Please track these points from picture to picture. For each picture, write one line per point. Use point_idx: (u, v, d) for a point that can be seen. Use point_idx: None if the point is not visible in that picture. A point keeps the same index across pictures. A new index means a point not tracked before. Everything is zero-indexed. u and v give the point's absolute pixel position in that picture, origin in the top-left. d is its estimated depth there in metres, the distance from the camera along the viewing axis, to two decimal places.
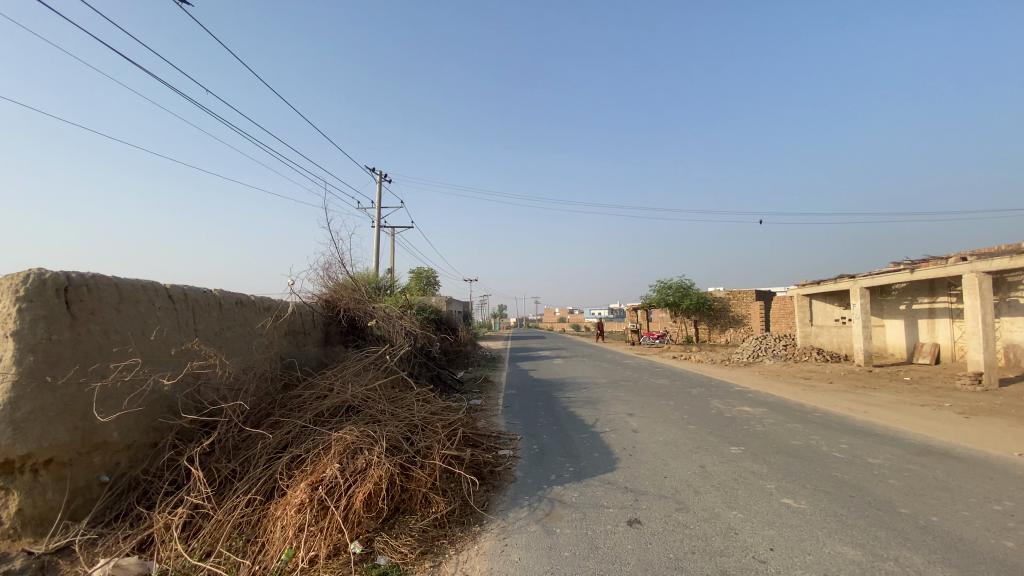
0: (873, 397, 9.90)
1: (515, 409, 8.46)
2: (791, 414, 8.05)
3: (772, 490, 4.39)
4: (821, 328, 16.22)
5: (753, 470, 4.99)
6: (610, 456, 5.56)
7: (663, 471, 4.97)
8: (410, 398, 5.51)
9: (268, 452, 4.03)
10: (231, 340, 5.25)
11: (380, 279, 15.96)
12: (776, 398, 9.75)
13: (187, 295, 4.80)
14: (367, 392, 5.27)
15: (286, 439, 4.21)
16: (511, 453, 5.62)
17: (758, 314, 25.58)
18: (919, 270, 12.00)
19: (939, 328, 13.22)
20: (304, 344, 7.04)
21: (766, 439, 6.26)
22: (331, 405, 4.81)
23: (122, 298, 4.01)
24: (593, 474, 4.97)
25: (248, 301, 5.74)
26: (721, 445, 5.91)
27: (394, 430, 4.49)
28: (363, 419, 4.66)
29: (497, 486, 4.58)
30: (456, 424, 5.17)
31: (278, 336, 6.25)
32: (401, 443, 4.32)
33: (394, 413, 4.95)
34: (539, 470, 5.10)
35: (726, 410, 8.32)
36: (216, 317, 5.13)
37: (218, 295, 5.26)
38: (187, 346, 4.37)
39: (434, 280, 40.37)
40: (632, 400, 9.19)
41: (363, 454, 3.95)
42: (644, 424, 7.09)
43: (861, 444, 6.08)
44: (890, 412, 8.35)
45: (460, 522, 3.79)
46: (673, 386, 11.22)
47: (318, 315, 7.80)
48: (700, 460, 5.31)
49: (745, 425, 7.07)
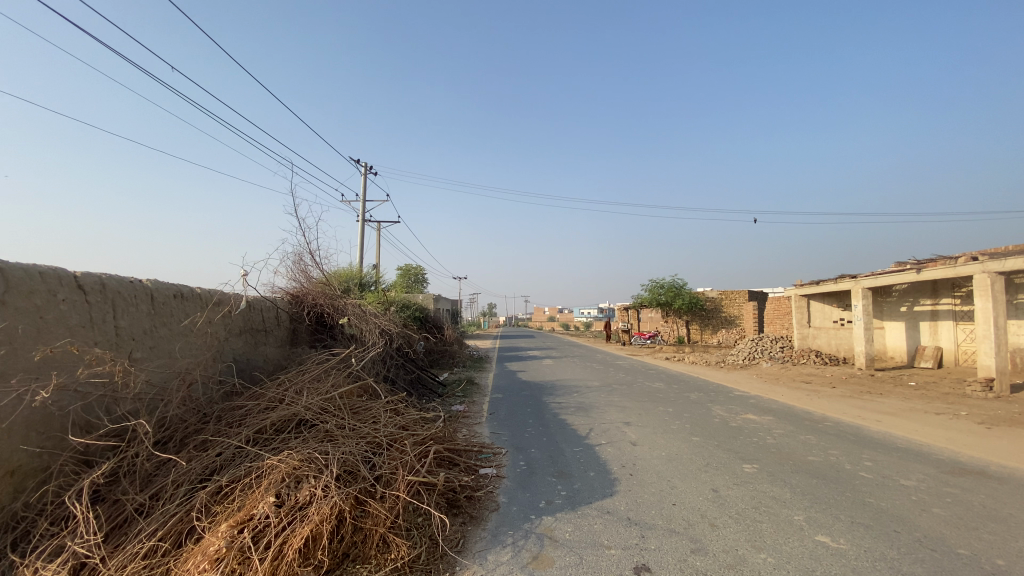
0: (883, 404, 9.31)
1: (500, 416, 7.72)
2: (800, 423, 7.41)
3: (803, 524, 3.70)
4: (819, 330, 15.74)
5: (774, 495, 4.30)
6: (608, 477, 4.83)
7: (671, 497, 4.25)
8: (377, 408, 4.72)
9: (189, 482, 3.26)
10: (162, 340, 4.43)
11: (362, 273, 15.14)
12: (781, 404, 9.12)
13: (106, 286, 3.96)
14: (325, 402, 4.48)
15: (214, 464, 3.44)
16: (494, 472, 4.86)
17: (752, 315, 25.07)
18: (926, 270, 11.46)
19: (942, 331, 12.77)
20: (262, 344, 6.24)
21: (781, 455, 5.58)
22: (278, 419, 4.02)
23: (8, 288, 3.17)
24: (589, 500, 4.23)
25: (190, 294, 4.91)
26: (732, 463, 5.23)
27: (353, 451, 3.73)
28: (316, 436, 3.89)
29: (476, 518, 3.82)
30: (429, 441, 4.41)
31: (226, 334, 5.43)
32: (358, 468, 3.56)
33: (355, 427, 4.17)
34: (526, 494, 4.36)
35: (731, 418, 7.65)
36: (145, 313, 4.31)
37: (149, 285, 4.43)
38: (70, 348, 3.40)
39: (422, 278, 39.45)
40: (628, 407, 8.46)
41: (308, 483, 3.20)
42: (643, 435, 6.38)
43: (887, 461, 5.45)
44: (905, 421, 7.76)
45: (427, 570, 3.01)
46: (670, 391, 10.56)
47: (283, 311, 7.00)
48: (712, 483, 4.59)
49: (755, 437, 6.40)
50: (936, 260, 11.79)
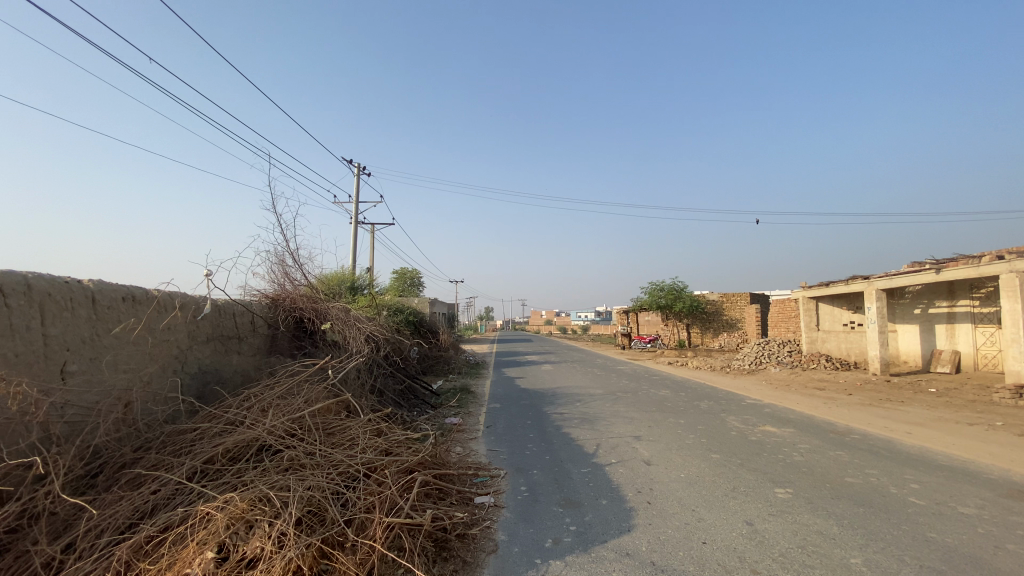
0: (907, 413, 8.72)
1: (498, 430, 7.08)
2: (825, 436, 6.79)
3: (863, 572, 3.07)
4: (829, 333, 15.20)
5: (820, 530, 3.67)
6: (623, 506, 4.18)
7: (700, 534, 3.62)
8: (355, 428, 4.08)
9: (114, 530, 2.61)
10: (105, 350, 3.77)
11: (354, 277, 14.53)
12: (799, 414, 8.52)
13: (32, 287, 3.30)
14: (293, 424, 3.82)
15: (147, 505, 2.78)
16: (491, 501, 4.22)
17: (755, 318, 24.47)
18: (946, 270, 10.91)
19: (959, 334, 12.26)
20: (233, 353, 5.60)
21: (814, 477, 4.95)
22: (234, 445, 3.36)
23: None
24: (603, 538, 3.58)
25: (145, 299, 4.28)
26: (762, 486, 4.60)
27: (320, 485, 3.09)
28: (278, 467, 3.24)
29: (469, 564, 3.17)
30: (414, 468, 3.75)
31: (185, 342, 4.76)
32: (325, 508, 2.92)
33: (327, 454, 3.53)
34: (530, 530, 3.71)
35: (749, 431, 7.02)
36: (84, 319, 3.65)
37: (90, 286, 3.77)
38: None
39: (417, 280, 38.80)
40: (635, 418, 7.82)
41: (259, 531, 2.56)
42: (657, 453, 5.74)
43: (934, 482, 4.85)
44: (936, 432, 7.18)
45: None
46: (678, 399, 9.92)
47: (259, 316, 6.35)
48: (744, 513, 3.96)
49: (779, 453, 5.78)
50: (956, 260, 11.26)
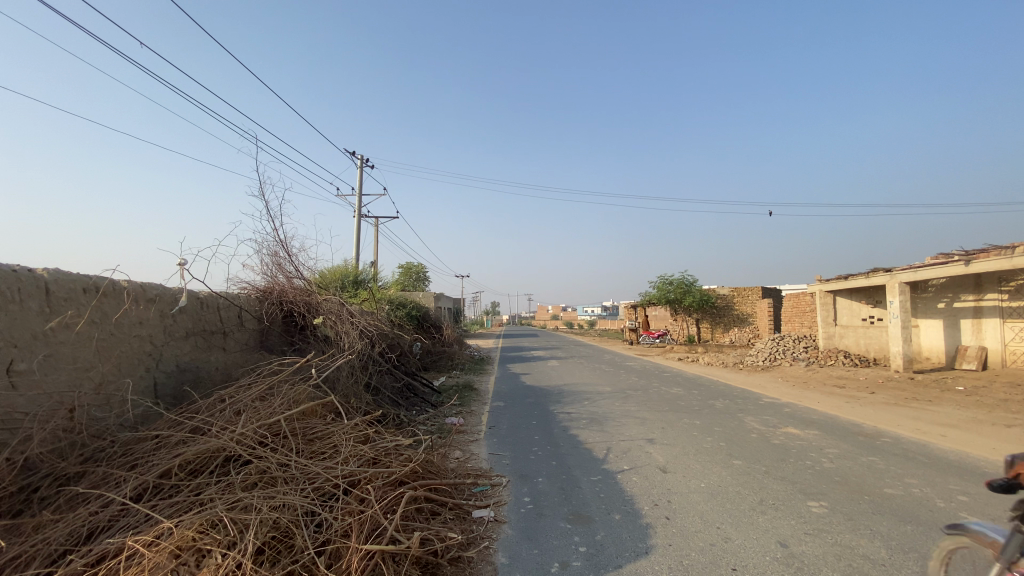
0: (936, 413, 8.18)
1: (501, 431, 6.66)
2: (854, 439, 6.29)
3: None
4: (846, 329, 14.62)
5: (866, 554, 3.20)
6: (638, 522, 3.72)
7: (729, 558, 3.16)
8: (339, 434, 3.65)
9: (42, 561, 2.21)
10: (61, 347, 3.37)
11: (355, 270, 14.10)
12: (821, 414, 8.03)
13: None
14: (268, 429, 3.41)
15: (83, 530, 2.37)
16: (491, 515, 3.79)
17: (766, 312, 23.85)
18: (975, 261, 10.28)
19: (986, 329, 11.66)
20: (216, 349, 5.20)
21: (850, 487, 4.46)
22: (195, 455, 2.95)
23: None
24: (616, 562, 3.13)
25: (111, 289, 3.87)
26: (793, 499, 4.13)
27: (290, 503, 2.67)
28: (242, 483, 2.82)
29: None
30: (402, 480, 3.31)
31: (157, 337, 4.36)
32: (293, 534, 2.50)
33: (303, 464, 3.10)
34: (533, 552, 3.27)
35: (770, 434, 6.51)
36: (35, 314, 3.24)
37: (44, 276, 3.35)
38: None
39: (422, 276, 38.33)
40: (646, 419, 7.37)
41: (210, 564, 2.15)
42: (673, 459, 5.27)
43: (982, 493, 4.36)
44: (972, 435, 6.67)
45: None
46: (691, 398, 9.44)
47: (247, 310, 5.94)
48: (776, 533, 3.49)
49: (806, 459, 5.30)
50: (986, 250, 10.62)
